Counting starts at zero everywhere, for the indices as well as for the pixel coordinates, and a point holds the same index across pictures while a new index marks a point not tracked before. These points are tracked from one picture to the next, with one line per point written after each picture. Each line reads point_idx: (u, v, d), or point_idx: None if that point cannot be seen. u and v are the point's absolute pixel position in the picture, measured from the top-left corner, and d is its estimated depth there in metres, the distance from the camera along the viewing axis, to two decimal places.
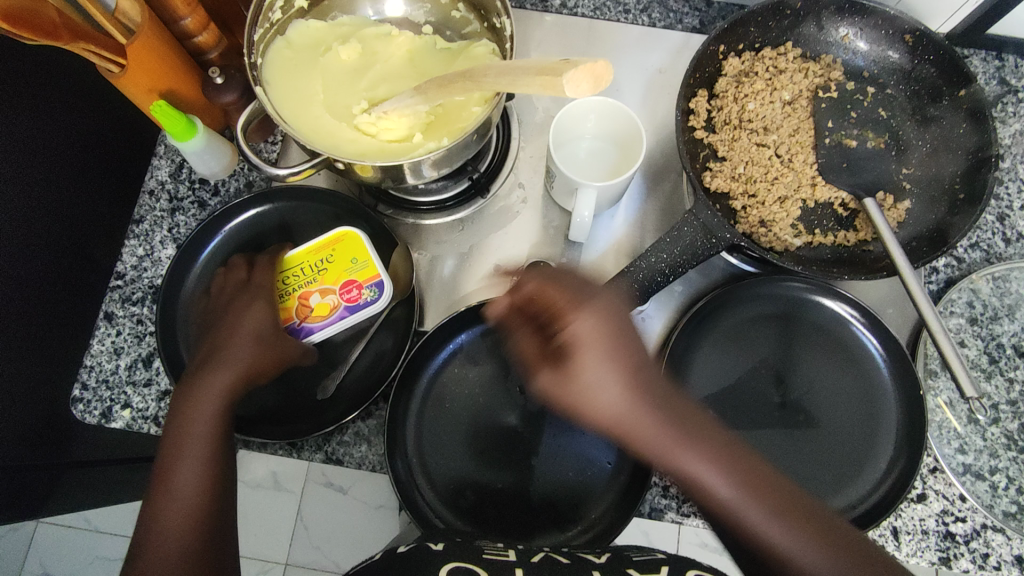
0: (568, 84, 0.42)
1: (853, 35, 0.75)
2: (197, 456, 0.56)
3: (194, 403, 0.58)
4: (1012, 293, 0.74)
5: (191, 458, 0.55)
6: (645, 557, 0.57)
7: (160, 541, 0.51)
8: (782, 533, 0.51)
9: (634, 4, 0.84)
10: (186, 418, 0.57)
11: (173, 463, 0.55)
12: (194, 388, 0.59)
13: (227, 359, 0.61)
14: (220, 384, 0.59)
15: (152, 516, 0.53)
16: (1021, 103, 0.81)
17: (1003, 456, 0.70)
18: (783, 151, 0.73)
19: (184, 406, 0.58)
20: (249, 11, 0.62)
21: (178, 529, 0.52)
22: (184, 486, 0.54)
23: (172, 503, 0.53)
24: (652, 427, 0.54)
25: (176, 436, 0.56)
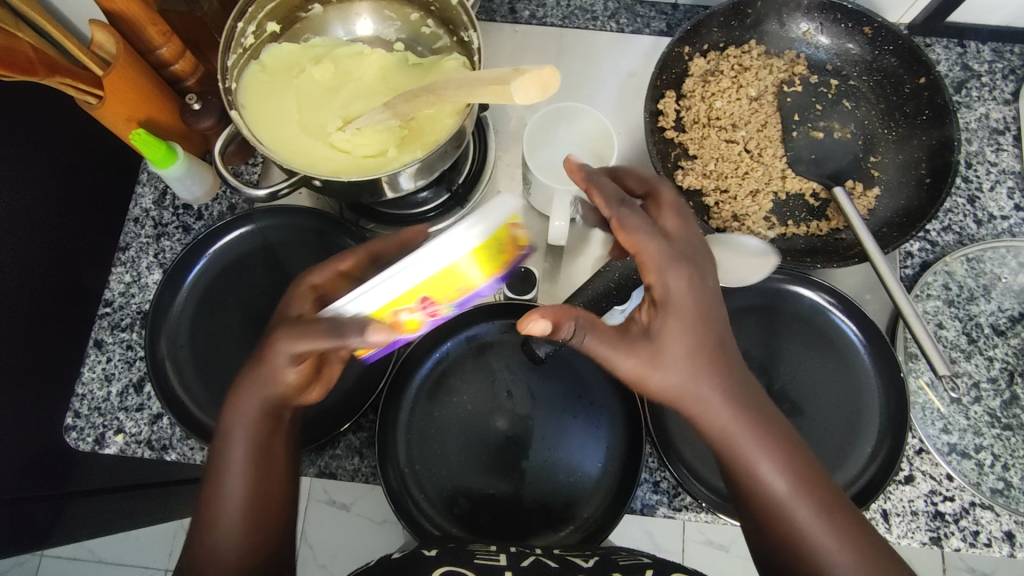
0: (517, 92, 0.44)
1: (814, 30, 0.77)
2: (234, 502, 0.52)
3: (233, 434, 0.54)
4: (986, 273, 0.75)
5: (228, 505, 0.52)
6: (634, 557, 0.60)
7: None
8: (820, 531, 0.51)
9: (601, 11, 0.86)
10: (227, 450, 0.53)
11: (216, 501, 0.52)
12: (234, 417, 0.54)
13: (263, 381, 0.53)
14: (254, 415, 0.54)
15: (195, 562, 0.51)
16: (984, 87, 0.83)
17: (987, 434, 0.71)
18: (752, 146, 0.74)
19: (226, 436, 0.54)
20: (221, 37, 0.63)
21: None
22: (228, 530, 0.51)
23: (216, 546, 0.51)
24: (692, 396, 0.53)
25: (212, 480, 0.53)
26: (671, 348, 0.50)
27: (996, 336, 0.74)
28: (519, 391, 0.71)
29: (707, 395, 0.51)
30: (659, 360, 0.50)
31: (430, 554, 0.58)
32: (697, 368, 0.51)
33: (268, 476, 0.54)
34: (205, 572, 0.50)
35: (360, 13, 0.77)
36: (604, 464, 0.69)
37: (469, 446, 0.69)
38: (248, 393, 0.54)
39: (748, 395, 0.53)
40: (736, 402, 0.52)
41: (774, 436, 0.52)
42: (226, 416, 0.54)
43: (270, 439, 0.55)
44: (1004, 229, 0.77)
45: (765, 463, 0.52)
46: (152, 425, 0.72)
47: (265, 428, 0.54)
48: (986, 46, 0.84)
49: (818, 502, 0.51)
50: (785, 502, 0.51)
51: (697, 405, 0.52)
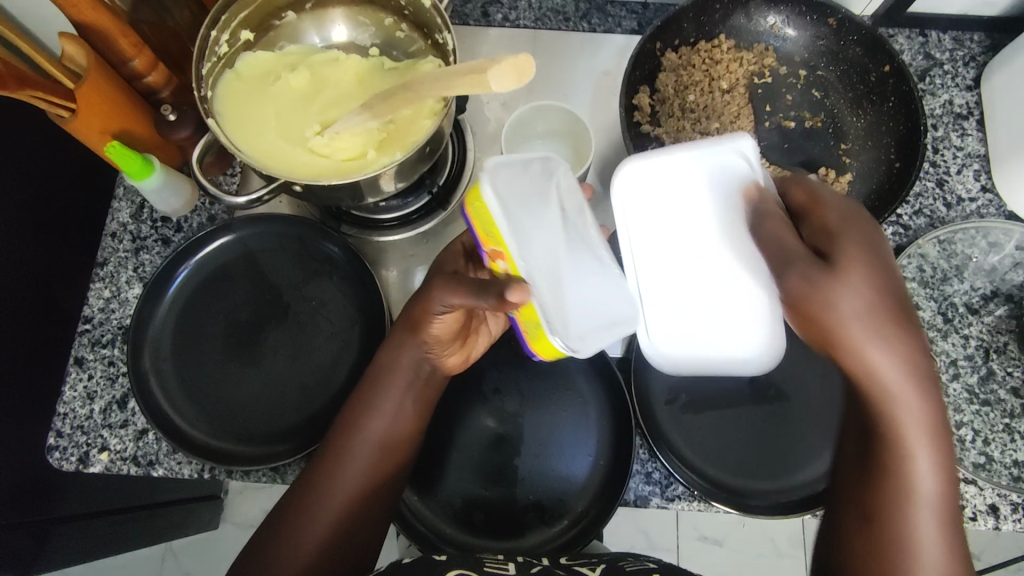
0: (494, 80, 0.44)
1: (781, 23, 0.79)
2: (344, 481, 0.58)
3: (359, 417, 0.60)
4: (958, 254, 0.77)
5: (338, 482, 0.58)
6: (637, 566, 0.58)
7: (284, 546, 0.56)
8: (935, 544, 0.48)
9: (574, 12, 0.87)
10: (350, 429, 0.60)
11: (326, 475, 0.58)
12: (364, 404, 0.61)
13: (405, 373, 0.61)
14: (391, 406, 0.61)
15: (287, 523, 0.57)
16: (946, 75, 0.85)
17: (966, 410, 0.72)
18: (727, 137, 0.75)
19: (352, 416, 0.61)
20: (195, 46, 0.63)
21: (303, 543, 0.56)
22: (330, 500, 0.57)
23: (311, 514, 0.57)
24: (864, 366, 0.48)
25: (343, 431, 0.60)
26: (852, 284, 0.46)
27: (971, 315, 0.75)
28: (508, 389, 0.71)
29: (886, 369, 0.47)
30: (844, 299, 0.46)
31: (436, 560, 0.55)
32: (892, 336, 0.46)
33: (376, 466, 0.59)
34: (288, 535, 0.56)
35: (334, 19, 0.77)
36: (595, 458, 0.69)
37: (461, 447, 0.69)
38: (401, 353, 0.61)
39: (932, 377, 0.47)
40: (923, 383, 0.47)
41: (944, 440, 0.49)
42: (381, 380, 0.61)
43: (395, 432, 0.61)
44: (972, 210, 0.80)
45: (918, 450, 0.48)
46: (137, 442, 0.71)
47: (413, 396, 0.62)
48: (947, 35, 0.87)
49: (948, 521, 0.49)
50: (924, 501, 0.49)
51: (873, 373, 0.47)
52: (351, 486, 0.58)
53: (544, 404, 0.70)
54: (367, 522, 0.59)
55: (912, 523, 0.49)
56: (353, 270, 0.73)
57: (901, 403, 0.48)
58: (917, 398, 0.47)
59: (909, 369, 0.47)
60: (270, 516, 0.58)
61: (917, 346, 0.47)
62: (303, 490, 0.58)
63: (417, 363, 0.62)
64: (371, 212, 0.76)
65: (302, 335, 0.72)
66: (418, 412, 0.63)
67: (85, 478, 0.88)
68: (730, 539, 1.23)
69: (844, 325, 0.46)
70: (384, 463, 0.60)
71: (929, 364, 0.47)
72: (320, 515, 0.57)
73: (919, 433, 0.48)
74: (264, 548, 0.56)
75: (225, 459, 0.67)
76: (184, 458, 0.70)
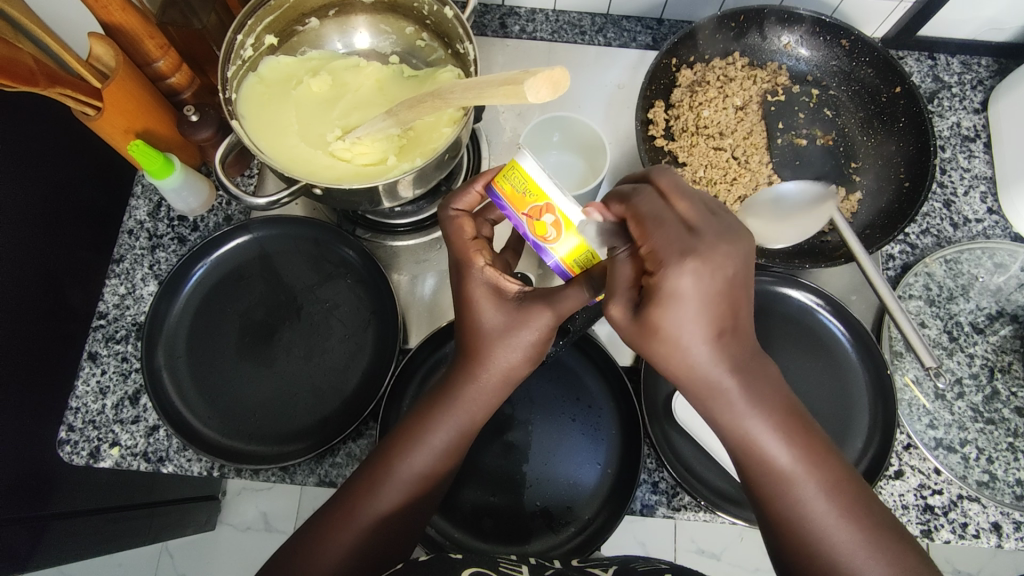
0: (530, 91, 0.44)
1: (794, 42, 0.81)
2: (392, 497, 0.56)
3: (419, 433, 0.57)
4: (964, 274, 0.78)
5: (384, 498, 0.56)
6: (649, 566, 0.59)
7: (318, 554, 0.53)
8: (825, 509, 0.48)
9: (589, 26, 0.89)
10: (407, 442, 0.57)
11: (375, 488, 0.56)
12: (426, 419, 0.58)
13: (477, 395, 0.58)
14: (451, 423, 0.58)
15: (324, 526, 0.54)
16: (955, 97, 0.87)
17: (971, 428, 0.73)
18: (739, 153, 0.77)
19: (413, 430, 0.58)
20: (222, 50, 0.64)
21: (335, 553, 0.53)
22: (372, 513, 0.55)
23: (349, 524, 0.55)
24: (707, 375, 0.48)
25: (398, 443, 0.57)
26: (679, 315, 0.46)
27: (976, 334, 0.76)
28: (518, 395, 0.72)
29: (715, 371, 0.47)
30: (671, 331, 0.46)
31: (453, 556, 0.55)
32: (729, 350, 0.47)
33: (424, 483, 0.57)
34: (320, 544, 0.53)
35: (357, 26, 0.78)
36: (604, 465, 0.69)
37: (470, 449, 0.70)
38: (485, 384, 0.57)
39: (765, 377, 0.49)
40: (754, 392, 0.48)
41: (794, 414, 0.49)
42: (448, 397, 0.58)
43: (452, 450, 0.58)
44: (979, 231, 0.81)
45: (769, 442, 0.48)
46: (148, 438, 0.71)
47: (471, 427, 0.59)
48: (956, 59, 0.88)
49: (827, 480, 0.48)
50: (794, 481, 0.48)
51: (706, 381, 0.48)
52: (394, 503, 0.56)
53: (552, 412, 0.71)
54: (397, 540, 0.57)
55: (801, 501, 0.48)
56: (368, 274, 0.74)
57: (735, 402, 0.48)
58: (754, 383, 0.48)
59: (732, 371, 0.48)
60: (307, 521, 0.56)
61: (750, 364, 0.48)
62: (347, 499, 0.56)
63: (490, 391, 0.58)
64: (386, 217, 0.78)
65: (315, 337, 0.72)
66: (469, 440, 0.60)
67: (86, 475, 0.88)
68: (727, 552, 1.23)
69: (686, 347, 0.47)
70: (427, 488, 0.58)
71: (758, 370, 0.49)
72: (360, 522, 0.55)
73: (757, 414, 0.48)
74: (298, 550, 0.54)
75: (236, 458, 0.67)
76: (194, 456, 0.70)
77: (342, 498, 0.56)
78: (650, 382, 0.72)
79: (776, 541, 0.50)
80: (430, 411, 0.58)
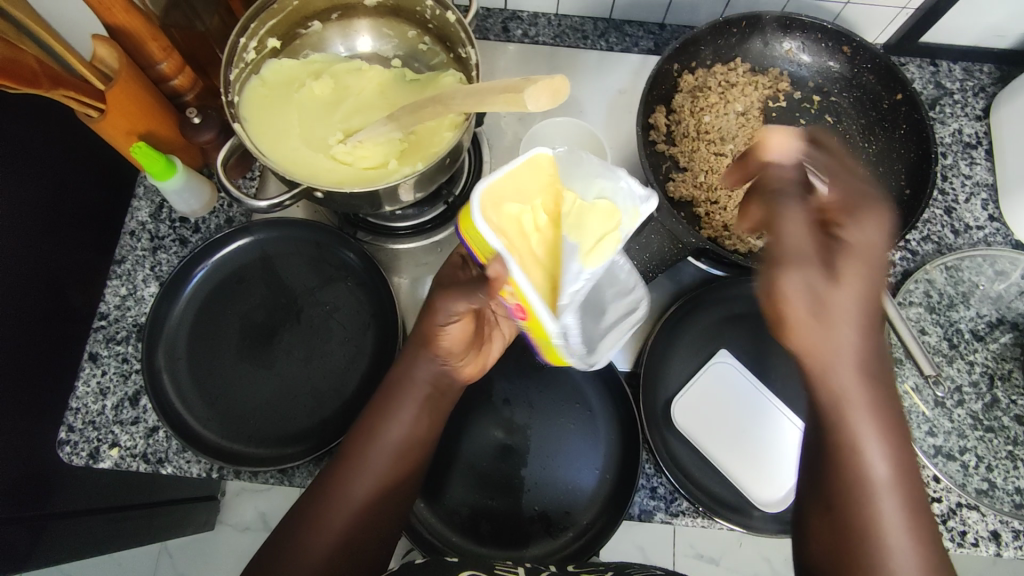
0: (530, 99, 0.45)
1: (796, 48, 0.81)
2: (365, 480, 0.58)
3: (381, 418, 0.60)
4: (965, 281, 0.78)
5: (359, 483, 0.58)
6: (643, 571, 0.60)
7: (306, 541, 0.56)
8: (900, 531, 0.46)
9: (591, 30, 0.89)
10: (372, 428, 0.60)
11: (352, 474, 0.58)
12: (385, 406, 0.61)
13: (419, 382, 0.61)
14: (410, 409, 0.61)
15: (311, 508, 0.58)
16: (957, 104, 0.87)
17: (970, 436, 0.73)
18: (740, 158, 0.76)
19: (374, 416, 0.60)
20: (224, 53, 0.64)
21: (321, 538, 0.56)
22: (353, 497, 0.58)
23: (333, 509, 0.57)
24: (838, 359, 0.45)
25: (365, 434, 0.60)
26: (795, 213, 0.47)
27: (976, 341, 0.76)
28: (517, 400, 0.72)
29: (844, 353, 0.45)
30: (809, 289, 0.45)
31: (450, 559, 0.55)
32: (863, 336, 0.45)
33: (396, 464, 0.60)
34: (305, 529, 0.56)
35: (360, 30, 0.78)
36: (602, 470, 0.69)
37: (468, 453, 0.70)
38: (419, 370, 0.61)
39: (885, 381, 0.47)
40: (873, 395, 0.46)
41: (897, 431, 0.47)
42: (396, 385, 0.61)
43: (415, 432, 0.61)
44: (980, 238, 0.81)
45: (869, 449, 0.46)
46: (147, 439, 0.71)
47: (429, 407, 0.62)
48: (958, 66, 0.88)
49: (912, 502, 0.47)
50: (879, 491, 0.46)
51: (836, 364, 0.46)
52: (374, 489, 0.59)
53: (550, 416, 0.71)
54: (383, 525, 0.59)
55: (878, 515, 0.46)
56: (368, 277, 0.74)
57: (852, 396, 0.46)
58: (872, 386, 0.46)
59: (860, 364, 0.46)
60: (292, 510, 0.59)
61: (876, 364, 0.46)
62: (324, 485, 0.58)
63: (432, 377, 0.61)
64: (386, 220, 0.78)
65: (315, 339, 0.72)
66: (435, 419, 0.63)
67: (85, 476, 0.88)
68: (727, 557, 1.23)
69: (825, 320, 0.45)
70: (397, 475, 0.60)
71: (882, 370, 0.47)
72: (341, 509, 0.57)
73: (866, 417, 0.46)
74: (290, 535, 0.57)
75: (236, 460, 0.68)
76: (193, 457, 0.71)
77: (320, 487, 0.58)
78: (649, 387, 0.72)
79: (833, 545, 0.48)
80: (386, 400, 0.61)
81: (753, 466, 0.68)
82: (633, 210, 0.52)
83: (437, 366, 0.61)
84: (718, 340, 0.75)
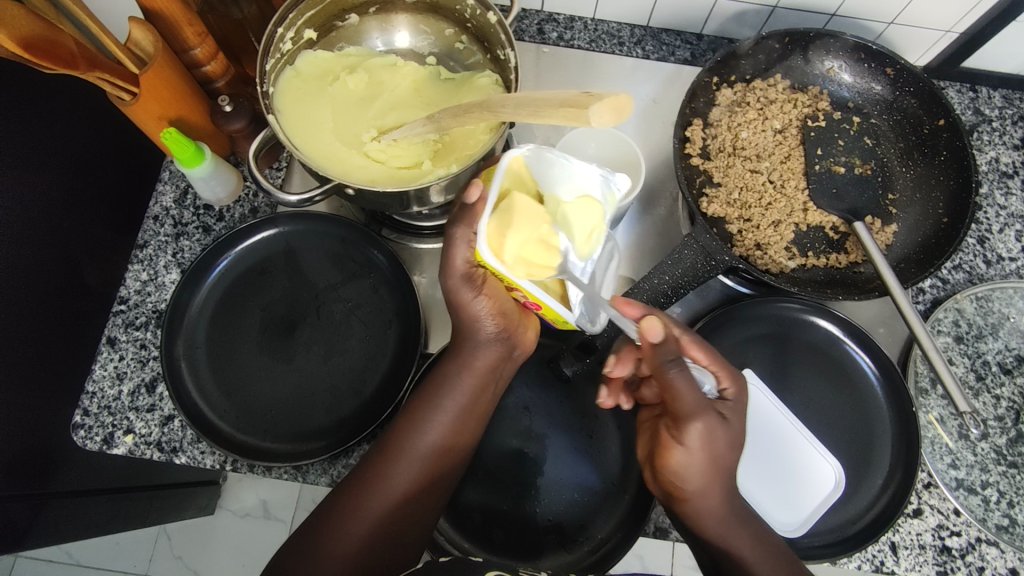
0: (594, 118, 0.43)
1: (838, 67, 0.80)
2: (408, 469, 0.60)
3: (427, 405, 0.63)
4: (995, 312, 0.77)
5: (402, 472, 0.60)
6: None
7: (350, 527, 0.57)
8: None
9: (628, 37, 0.88)
10: (419, 415, 0.62)
11: (395, 463, 0.60)
12: (432, 393, 0.63)
13: (471, 365, 0.64)
14: (457, 398, 0.63)
15: (354, 493, 0.59)
16: (995, 132, 0.85)
17: (993, 471, 0.71)
18: (776, 177, 0.75)
19: (421, 402, 0.63)
20: (262, 42, 0.63)
21: (361, 525, 0.57)
22: (397, 485, 0.59)
23: (377, 495, 0.59)
24: (699, 461, 0.55)
25: (407, 426, 0.62)
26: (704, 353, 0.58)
27: (1004, 375, 0.75)
28: (537, 408, 0.71)
29: (707, 455, 0.55)
30: (685, 411, 0.54)
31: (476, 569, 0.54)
32: (711, 445, 0.55)
33: (440, 457, 0.62)
34: (346, 518, 0.57)
35: (398, 25, 0.77)
36: (619, 486, 0.69)
37: (484, 459, 0.69)
38: (480, 352, 0.64)
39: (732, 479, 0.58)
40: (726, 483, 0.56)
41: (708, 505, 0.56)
42: (451, 370, 0.64)
43: (462, 426, 0.63)
44: (1012, 270, 0.79)
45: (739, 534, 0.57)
46: (163, 427, 0.71)
47: (476, 397, 0.64)
48: (998, 92, 0.87)
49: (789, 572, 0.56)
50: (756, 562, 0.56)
51: (702, 456, 0.55)
52: (411, 481, 0.60)
53: (567, 429, 0.70)
54: (420, 517, 0.61)
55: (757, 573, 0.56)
56: (392, 277, 0.73)
57: (694, 477, 0.56)
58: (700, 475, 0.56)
59: (697, 460, 0.55)
60: (328, 496, 0.60)
61: (715, 461, 0.55)
62: (369, 472, 0.60)
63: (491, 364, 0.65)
64: (412, 220, 0.77)
65: (335, 335, 0.72)
66: (479, 415, 0.65)
67: (91, 457, 0.88)
68: None
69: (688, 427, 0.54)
70: (438, 471, 0.62)
71: (702, 467, 0.55)
72: (380, 501, 0.59)
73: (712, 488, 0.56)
74: (332, 518, 0.57)
75: (251, 453, 0.67)
76: (207, 448, 0.70)
77: (364, 473, 0.60)
78: None
79: None
80: (432, 395, 0.63)
81: (768, 491, 0.68)
82: (610, 195, 0.62)
83: (496, 347, 0.64)
84: (744, 362, 0.73)
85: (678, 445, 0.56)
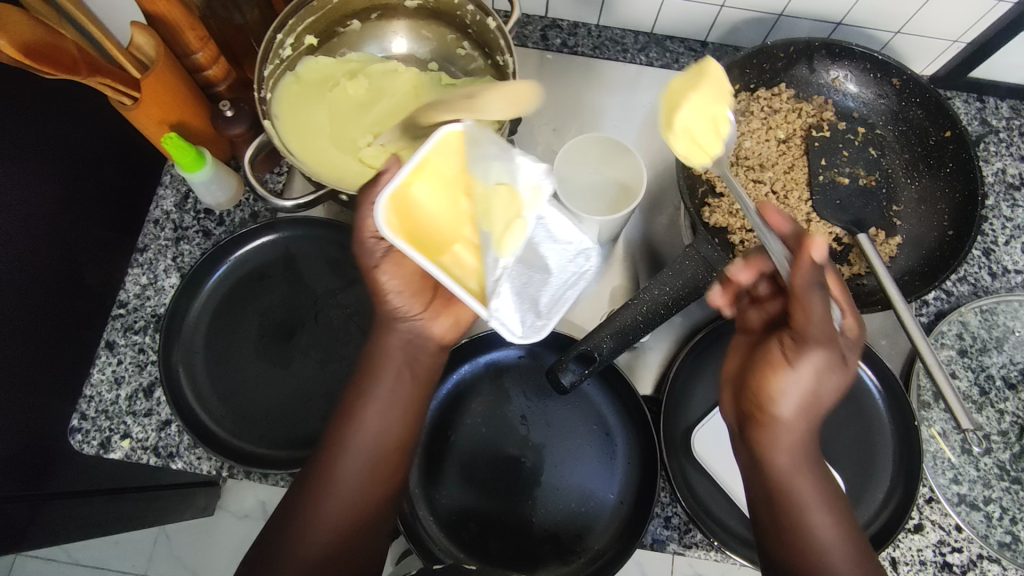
0: None
1: (843, 77, 0.79)
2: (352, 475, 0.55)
3: (359, 401, 0.57)
4: (1000, 326, 0.76)
5: (347, 479, 0.55)
6: None
7: (301, 541, 0.54)
8: (837, 546, 0.52)
9: (632, 44, 0.87)
10: (353, 414, 0.57)
11: (337, 469, 0.55)
12: (361, 388, 0.57)
13: (392, 351, 0.58)
14: (387, 392, 0.57)
15: (301, 503, 0.55)
16: (1001, 143, 0.84)
17: (996, 487, 0.71)
18: (779, 187, 0.75)
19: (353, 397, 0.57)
20: (259, 48, 0.62)
21: (312, 537, 0.54)
22: (344, 493, 0.55)
23: (327, 507, 0.55)
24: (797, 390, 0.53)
25: (343, 426, 0.56)
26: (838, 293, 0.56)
27: (1008, 390, 0.74)
28: (535, 417, 0.71)
29: (810, 383, 0.52)
30: (813, 332, 0.52)
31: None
32: (821, 375, 0.52)
33: (383, 456, 0.57)
34: (296, 532, 0.54)
35: (400, 30, 0.77)
36: (618, 497, 0.68)
37: (481, 468, 0.69)
38: (399, 337, 0.58)
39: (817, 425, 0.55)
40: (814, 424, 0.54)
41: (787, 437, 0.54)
42: (374, 360, 0.58)
43: (406, 422, 0.58)
44: (1017, 283, 0.79)
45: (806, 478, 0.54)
46: (160, 432, 0.71)
47: (410, 387, 0.58)
48: (1005, 103, 0.86)
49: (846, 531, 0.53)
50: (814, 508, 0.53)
51: (806, 383, 0.52)
52: (360, 487, 0.56)
53: (565, 439, 0.70)
54: (375, 522, 0.57)
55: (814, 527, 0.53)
56: None
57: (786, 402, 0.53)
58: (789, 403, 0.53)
59: (795, 384, 0.53)
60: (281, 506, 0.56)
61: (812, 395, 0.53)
62: (311, 479, 0.56)
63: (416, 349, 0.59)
64: None
65: (334, 342, 0.71)
66: (421, 407, 0.59)
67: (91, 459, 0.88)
68: None
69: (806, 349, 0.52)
70: (387, 473, 0.57)
71: (797, 398, 0.53)
72: (329, 512, 0.55)
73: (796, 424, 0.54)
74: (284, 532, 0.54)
75: (247, 460, 0.67)
76: (204, 454, 0.70)
77: (309, 482, 0.56)
78: (671, 414, 0.71)
79: (778, 537, 0.54)
80: (361, 389, 0.57)
81: None
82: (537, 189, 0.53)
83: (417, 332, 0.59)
84: None
85: (789, 366, 0.53)
